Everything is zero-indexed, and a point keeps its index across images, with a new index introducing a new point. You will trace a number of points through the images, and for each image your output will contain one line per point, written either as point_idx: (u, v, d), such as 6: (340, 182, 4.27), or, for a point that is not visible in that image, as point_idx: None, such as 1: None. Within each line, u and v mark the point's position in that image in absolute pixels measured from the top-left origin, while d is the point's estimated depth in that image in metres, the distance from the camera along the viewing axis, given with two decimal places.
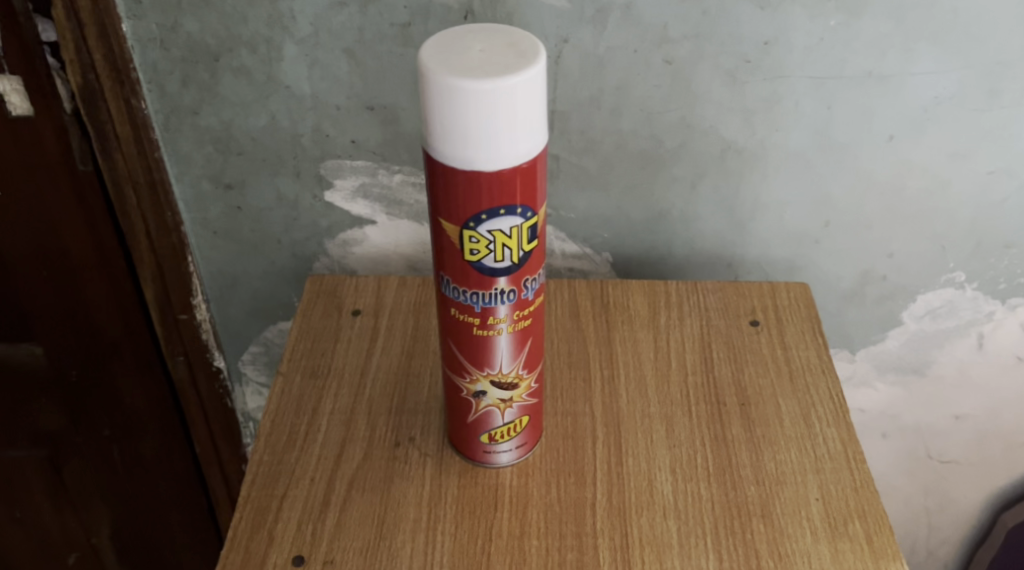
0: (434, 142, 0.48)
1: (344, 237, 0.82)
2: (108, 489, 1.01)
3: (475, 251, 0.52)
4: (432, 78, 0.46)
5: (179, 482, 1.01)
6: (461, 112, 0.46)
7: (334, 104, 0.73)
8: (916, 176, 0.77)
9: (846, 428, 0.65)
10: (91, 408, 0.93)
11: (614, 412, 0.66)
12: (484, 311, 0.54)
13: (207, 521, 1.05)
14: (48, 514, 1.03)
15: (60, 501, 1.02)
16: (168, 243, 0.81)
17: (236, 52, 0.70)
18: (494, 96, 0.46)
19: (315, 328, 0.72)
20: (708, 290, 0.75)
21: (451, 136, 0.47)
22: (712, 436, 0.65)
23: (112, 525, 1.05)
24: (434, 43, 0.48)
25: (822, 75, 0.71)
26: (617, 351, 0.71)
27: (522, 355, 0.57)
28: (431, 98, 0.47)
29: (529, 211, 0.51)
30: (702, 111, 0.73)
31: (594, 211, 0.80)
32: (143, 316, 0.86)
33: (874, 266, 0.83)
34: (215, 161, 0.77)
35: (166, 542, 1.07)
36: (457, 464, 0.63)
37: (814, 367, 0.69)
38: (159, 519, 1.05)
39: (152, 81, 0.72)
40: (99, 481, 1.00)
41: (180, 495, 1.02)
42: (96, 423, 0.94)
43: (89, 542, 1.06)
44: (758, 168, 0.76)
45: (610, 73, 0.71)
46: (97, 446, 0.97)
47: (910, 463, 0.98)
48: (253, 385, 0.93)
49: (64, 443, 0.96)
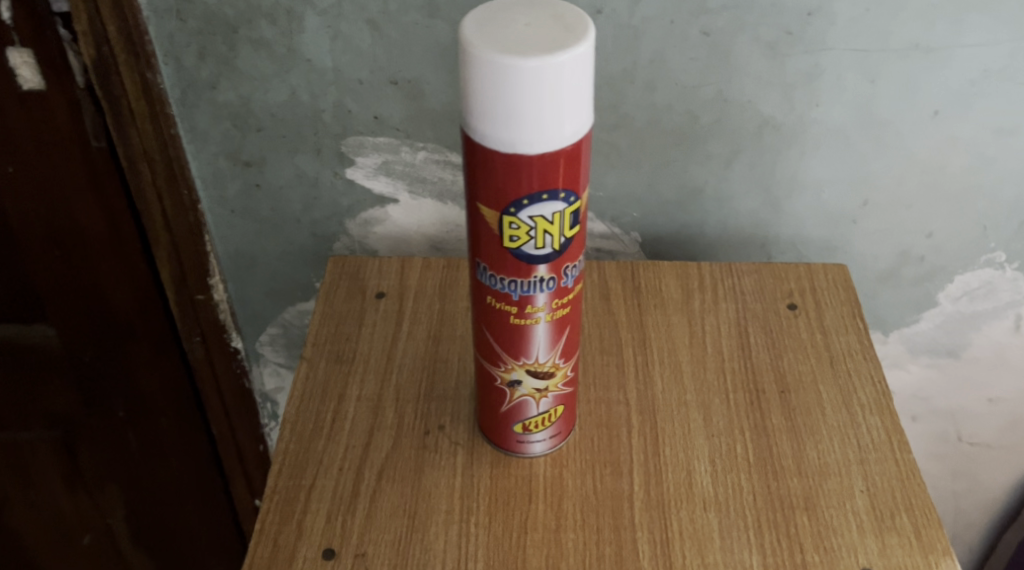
0: (474, 121, 0.46)
1: (365, 217, 0.79)
2: (122, 471, 0.99)
3: (515, 238, 0.49)
4: (475, 54, 0.43)
5: (195, 464, 0.99)
6: (505, 92, 0.44)
7: (356, 79, 0.70)
8: (959, 153, 0.74)
9: (890, 418, 0.63)
10: (106, 390, 0.91)
11: (649, 399, 0.64)
12: (522, 299, 0.52)
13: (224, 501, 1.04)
14: (61, 496, 1.02)
15: (74, 483, 1.00)
16: (184, 222, 0.78)
17: (255, 23, 0.67)
18: (541, 76, 0.43)
19: (339, 312, 0.70)
20: (743, 271, 0.73)
21: (493, 117, 0.45)
22: (750, 425, 0.63)
23: (126, 507, 1.03)
24: (476, 16, 0.45)
25: (866, 47, 0.68)
26: (650, 336, 0.69)
27: (559, 344, 0.55)
28: (474, 75, 0.44)
29: (573, 195, 0.48)
30: (740, 85, 0.70)
31: (624, 190, 0.77)
32: (159, 296, 0.84)
33: (912, 247, 0.80)
34: (233, 138, 0.74)
35: (181, 524, 1.06)
36: (489, 454, 0.61)
37: (855, 352, 0.67)
38: (174, 501, 1.03)
39: (168, 54, 0.69)
40: (114, 463, 0.98)
41: (196, 476, 1.01)
42: (111, 404, 0.92)
43: (104, 524, 1.05)
44: (796, 144, 0.74)
45: (645, 45, 0.68)
46: (113, 429, 0.95)
47: (939, 446, 0.97)
48: (271, 365, 0.92)
49: (79, 427, 0.94)
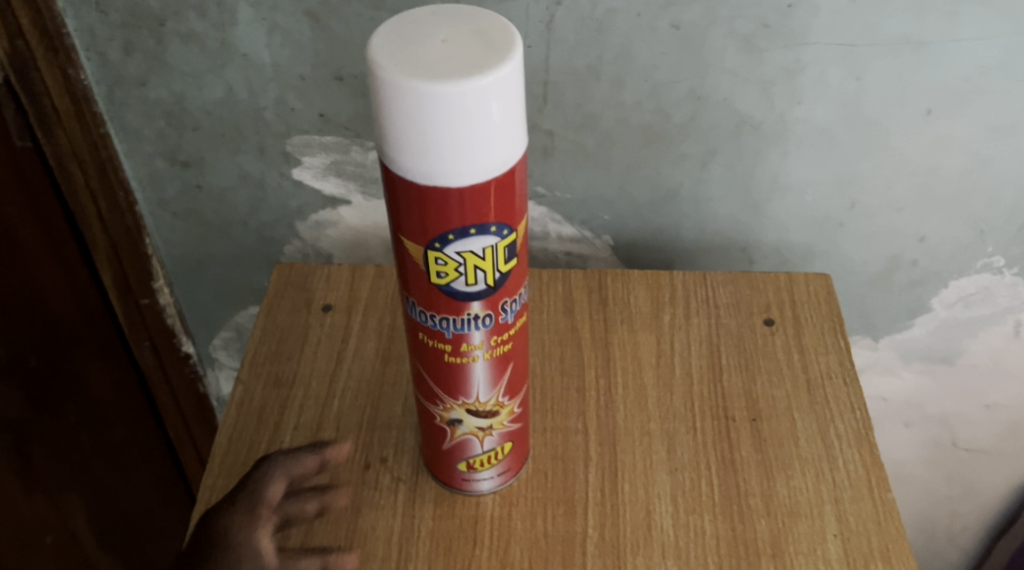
0: (389, 151, 0.40)
1: (317, 219, 0.74)
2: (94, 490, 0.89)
3: (443, 274, 0.44)
4: (385, 78, 0.37)
5: (153, 464, 0.94)
6: (421, 122, 0.38)
7: (297, 74, 0.64)
8: (954, 154, 0.68)
9: (869, 450, 0.58)
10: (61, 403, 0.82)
11: (610, 428, 0.59)
12: (456, 337, 0.47)
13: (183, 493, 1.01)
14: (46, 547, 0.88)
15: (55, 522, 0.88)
16: (122, 225, 0.74)
17: (183, 16, 0.61)
18: (462, 103, 0.37)
19: (281, 327, 0.66)
20: (719, 282, 0.68)
21: (409, 147, 0.39)
22: (717, 458, 0.58)
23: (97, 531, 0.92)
24: (386, 32, 0.39)
25: (852, 41, 0.62)
26: (615, 356, 0.64)
27: (502, 381, 0.50)
28: (384, 101, 0.38)
29: (506, 228, 0.43)
30: (715, 82, 0.64)
31: (594, 191, 0.72)
32: (99, 295, 0.79)
33: (905, 251, 0.75)
34: (169, 137, 0.69)
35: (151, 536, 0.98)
36: (433, 491, 0.56)
37: (834, 375, 0.62)
38: (141, 509, 0.95)
39: (90, 48, 0.64)
40: (69, 482, 0.86)
41: (156, 476, 0.96)
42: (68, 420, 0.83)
43: (46, 543, 0.87)
44: (777, 144, 0.68)
45: (610, 38, 0.62)
46: (72, 442, 0.85)
47: (933, 452, 0.92)
48: (226, 370, 0.89)
49: (31, 445, 0.82)
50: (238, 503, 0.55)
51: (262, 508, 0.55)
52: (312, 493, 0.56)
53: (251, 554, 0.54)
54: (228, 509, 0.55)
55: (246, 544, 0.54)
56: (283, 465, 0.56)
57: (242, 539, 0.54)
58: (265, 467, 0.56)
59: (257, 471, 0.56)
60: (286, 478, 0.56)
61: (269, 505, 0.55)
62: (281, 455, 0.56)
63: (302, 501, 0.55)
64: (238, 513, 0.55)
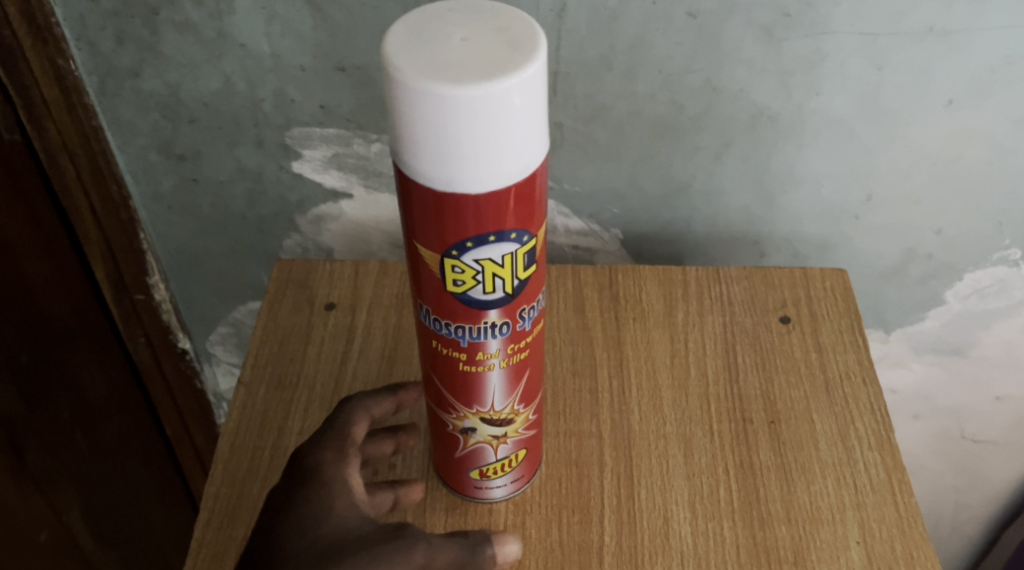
0: (408, 156, 0.38)
1: (317, 213, 0.72)
2: (94, 488, 0.84)
3: (460, 282, 0.42)
4: (405, 82, 0.35)
5: (149, 464, 0.91)
6: (443, 127, 0.36)
7: (298, 65, 0.62)
8: (976, 144, 0.66)
9: (891, 454, 0.56)
10: (57, 398, 0.77)
11: (625, 431, 0.58)
12: (472, 346, 0.45)
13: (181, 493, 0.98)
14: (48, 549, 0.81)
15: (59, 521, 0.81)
16: (116, 218, 0.72)
17: (179, 4, 0.59)
18: (486, 107, 0.36)
19: (283, 327, 0.64)
20: (733, 278, 0.66)
21: (430, 153, 0.37)
22: (736, 462, 0.56)
23: (98, 534, 0.86)
24: (403, 29, 0.37)
25: (874, 30, 0.60)
26: (628, 356, 0.62)
27: (518, 390, 0.48)
28: (404, 104, 0.36)
29: (526, 234, 0.41)
30: (732, 72, 0.62)
31: (603, 184, 0.70)
32: (93, 289, 0.77)
33: (920, 243, 0.73)
34: (163, 129, 0.66)
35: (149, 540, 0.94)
36: (444, 499, 0.55)
37: (853, 374, 0.60)
38: (139, 512, 0.91)
39: (80, 38, 0.61)
40: (70, 483, 0.81)
41: (153, 476, 0.92)
42: (64, 416, 0.78)
43: (40, 541, 0.80)
44: (793, 136, 0.66)
45: (623, 28, 0.60)
46: (71, 440, 0.80)
47: (942, 443, 0.91)
48: (223, 366, 0.87)
49: (25, 442, 0.75)
50: (326, 441, 0.53)
51: (351, 446, 0.53)
52: (386, 433, 0.57)
53: (346, 489, 0.51)
54: (316, 446, 0.53)
55: (338, 478, 0.51)
56: (365, 404, 0.55)
57: (334, 473, 0.52)
58: (349, 405, 0.55)
59: (339, 412, 0.55)
60: (368, 418, 0.55)
61: (355, 443, 0.54)
62: (362, 396, 0.56)
63: (379, 440, 0.56)
64: (327, 449, 0.53)
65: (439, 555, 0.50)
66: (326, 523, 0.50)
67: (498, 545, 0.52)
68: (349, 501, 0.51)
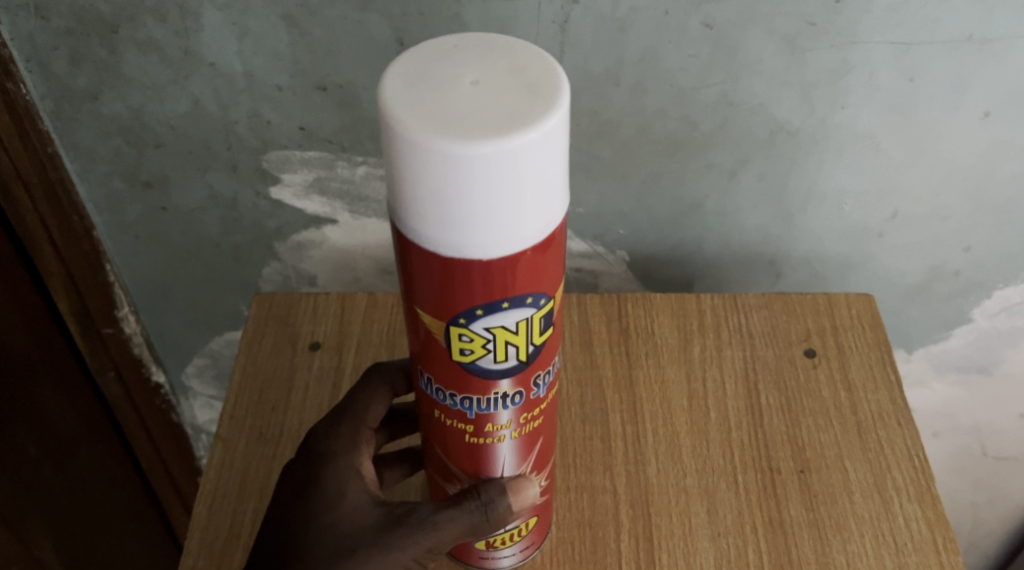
0: (414, 220, 0.35)
1: (298, 240, 0.66)
2: (70, 531, 0.74)
3: (467, 351, 0.39)
4: (413, 136, 0.32)
5: (125, 508, 0.82)
6: (455, 186, 0.33)
7: (274, 85, 0.56)
8: (1011, 158, 0.61)
9: (932, 506, 0.52)
10: (24, 434, 0.67)
11: (641, 485, 0.53)
12: (479, 417, 0.42)
13: (163, 541, 0.89)
14: None
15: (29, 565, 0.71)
16: (78, 250, 0.65)
17: (139, 21, 0.53)
18: (505, 163, 0.32)
19: (264, 370, 0.59)
20: (751, 306, 0.61)
21: (440, 215, 0.34)
22: (765, 521, 0.51)
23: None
24: (408, 76, 0.34)
25: (907, 40, 0.54)
26: (642, 397, 0.57)
27: (530, 458, 0.45)
28: (412, 160, 0.33)
29: (543, 297, 0.38)
30: (750, 85, 0.57)
31: (608, 205, 0.64)
32: (57, 328, 0.68)
33: (947, 261, 0.68)
34: (127, 156, 0.61)
35: None
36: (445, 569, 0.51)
37: (886, 416, 0.56)
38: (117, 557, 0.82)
39: (31, 59, 0.55)
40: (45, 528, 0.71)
41: (131, 520, 0.83)
42: (32, 457, 0.68)
43: None
44: (815, 153, 0.61)
45: (633, 40, 0.54)
46: (46, 480, 0.70)
47: (962, 462, 0.85)
48: (200, 398, 0.82)
49: None
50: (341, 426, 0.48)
51: (364, 427, 0.49)
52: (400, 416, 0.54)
53: (356, 475, 0.47)
54: (328, 434, 0.48)
55: (347, 466, 0.47)
56: (389, 379, 0.50)
57: (348, 461, 0.47)
58: (368, 383, 0.50)
59: (359, 387, 0.50)
60: (391, 394, 0.50)
61: (370, 427, 0.49)
62: (395, 369, 0.50)
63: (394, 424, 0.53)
64: (339, 438, 0.48)
65: (448, 528, 0.45)
66: (341, 523, 0.45)
67: (516, 494, 0.45)
68: (360, 490, 0.46)
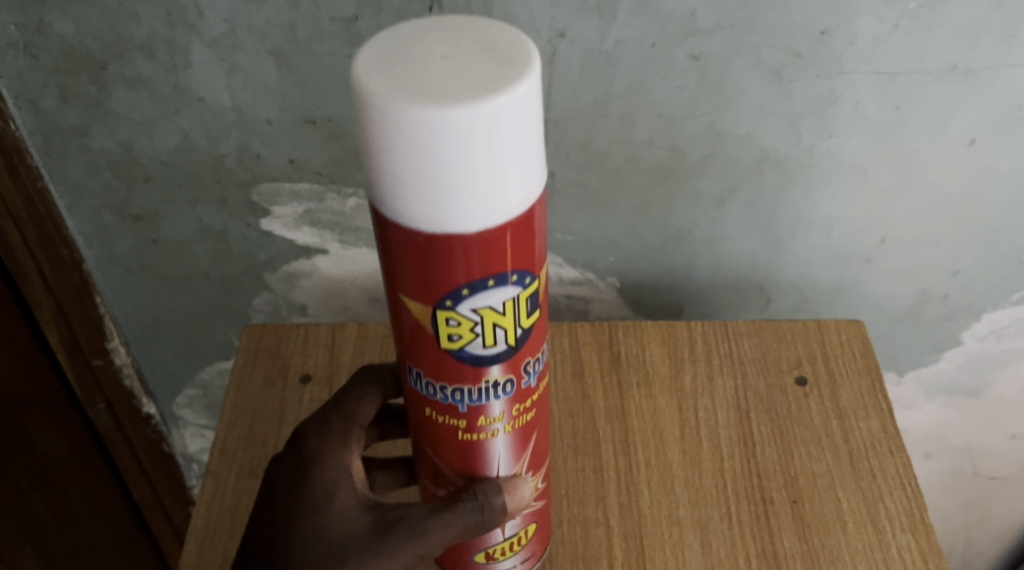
0: (392, 197, 0.35)
1: (289, 270, 0.66)
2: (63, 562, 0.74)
3: (456, 336, 0.39)
4: (386, 107, 0.33)
5: (119, 539, 0.81)
6: (429, 154, 0.33)
7: (263, 118, 0.56)
8: (997, 184, 0.61)
9: (925, 536, 0.52)
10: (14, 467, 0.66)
11: (634, 517, 0.53)
12: (472, 410, 0.42)
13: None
14: None
15: None
16: (68, 283, 0.65)
17: (128, 57, 0.53)
18: (477, 129, 0.33)
19: (254, 405, 0.58)
20: (742, 334, 0.61)
21: (417, 188, 0.34)
22: (758, 552, 0.51)
23: None
24: (378, 52, 0.34)
25: (893, 70, 0.55)
26: (633, 428, 0.57)
27: (524, 456, 0.45)
28: (386, 131, 0.33)
29: (527, 276, 0.38)
30: (738, 116, 0.57)
31: (598, 233, 0.64)
32: (48, 361, 0.68)
33: (936, 286, 0.68)
34: (117, 190, 0.61)
35: None
36: None
37: (878, 444, 0.56)
38: None
39: (20, 96, 0.55)
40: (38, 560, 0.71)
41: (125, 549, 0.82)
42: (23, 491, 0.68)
43: None
44: (803, 180, 0.61)
45: (621, 73, 0.55)
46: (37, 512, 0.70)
47: (954, 482, 0.85)
48: (191, 428, 0.82)
49: None
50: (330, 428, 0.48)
51: (354, 426, 0.49)
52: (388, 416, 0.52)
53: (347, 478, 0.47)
54: (317, 432, 0.48)
55: (336, 469, 0.47)
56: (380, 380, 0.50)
57: (335, 464, 0.47)
58: (359, 382, 0.50)
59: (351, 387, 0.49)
60: (381, 397, 0.50)
61: (361, 425, 0.49)
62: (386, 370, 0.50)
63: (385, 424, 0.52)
64: (329, 437, 0.48)
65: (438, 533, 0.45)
66: (331, 529, 0.45)
67: (510, 491, 0.45)
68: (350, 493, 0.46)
